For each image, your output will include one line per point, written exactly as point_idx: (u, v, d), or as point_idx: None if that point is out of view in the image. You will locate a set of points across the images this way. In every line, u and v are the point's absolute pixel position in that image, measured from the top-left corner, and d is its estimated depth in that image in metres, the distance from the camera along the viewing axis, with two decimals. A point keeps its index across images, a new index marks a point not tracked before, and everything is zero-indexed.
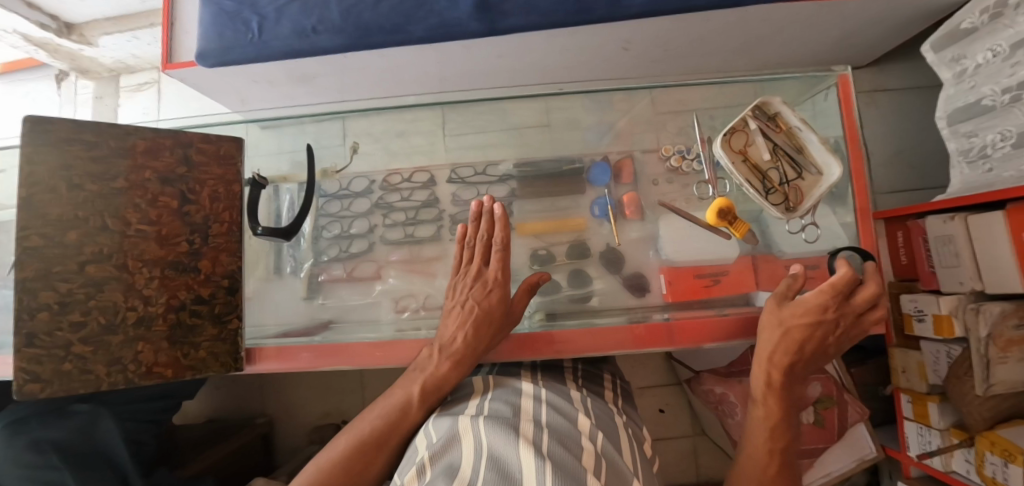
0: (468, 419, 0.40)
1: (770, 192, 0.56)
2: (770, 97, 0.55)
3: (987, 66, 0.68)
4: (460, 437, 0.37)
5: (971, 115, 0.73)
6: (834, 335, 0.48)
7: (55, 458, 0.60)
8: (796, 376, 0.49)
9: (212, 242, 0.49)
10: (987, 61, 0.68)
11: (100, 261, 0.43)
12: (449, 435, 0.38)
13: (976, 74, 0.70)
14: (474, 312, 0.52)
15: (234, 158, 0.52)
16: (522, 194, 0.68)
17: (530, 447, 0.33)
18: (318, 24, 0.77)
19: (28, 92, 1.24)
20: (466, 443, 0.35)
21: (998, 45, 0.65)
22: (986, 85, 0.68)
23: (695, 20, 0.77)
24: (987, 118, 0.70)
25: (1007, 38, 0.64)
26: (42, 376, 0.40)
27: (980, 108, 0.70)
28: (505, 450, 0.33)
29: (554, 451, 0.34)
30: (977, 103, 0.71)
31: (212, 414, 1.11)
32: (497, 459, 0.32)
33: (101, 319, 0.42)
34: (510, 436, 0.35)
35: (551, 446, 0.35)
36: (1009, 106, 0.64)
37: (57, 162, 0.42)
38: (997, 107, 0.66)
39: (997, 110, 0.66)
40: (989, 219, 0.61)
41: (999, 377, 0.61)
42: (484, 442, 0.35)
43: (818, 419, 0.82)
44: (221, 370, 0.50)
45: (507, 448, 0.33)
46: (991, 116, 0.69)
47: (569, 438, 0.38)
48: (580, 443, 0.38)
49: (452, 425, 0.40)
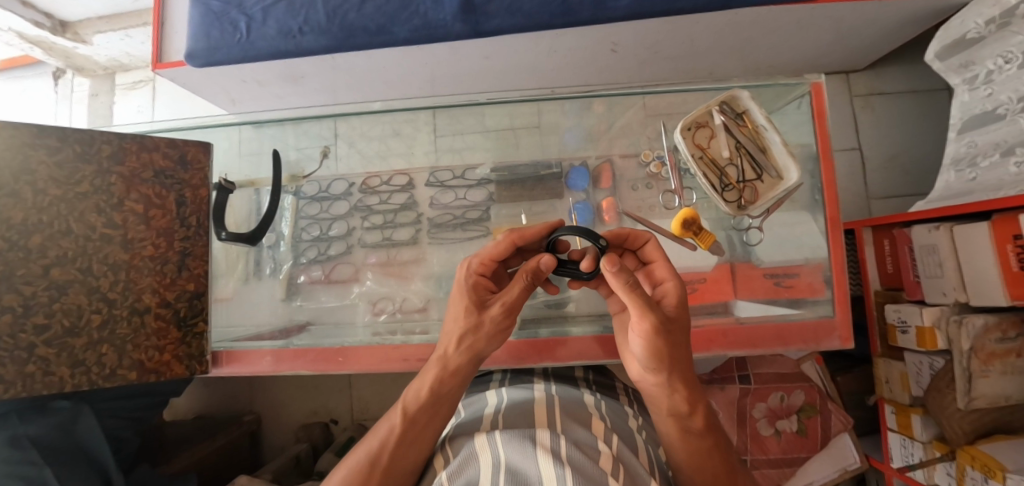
0: (485, 436, 0.37)
1: (725, 189, 0.55)
2: (739, 91, 0.55)
3: (1002, 76, 0.66)
4: (478, 458, 0.34)
5: (982, 124, 0.70)
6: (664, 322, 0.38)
7: (35, 453, 0.59)
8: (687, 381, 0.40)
9: (181, 247, 0.54)
10: (1000, 70, 0.66)
11: (64, 264, 0.45)
12: (466, 458, 0.35)
13: (989, 82, 0.68)
14: (458, 303, 0.43)
15: (202, 163, 0.56)
16: (499, 198, 0.68)
17: (548, 456, 0.30)
18: (303, 24, 0.76)
19: (25, 89, 1.25)
20: (483, 464, 0.32)
21: (1013, 53, 0.64)
22: (1000, 93, 0.66)
23: (682, 23, 0.76)
24: (992, 126, 0.68)
25: (1018, 44, 0.63)
26: (5, 377, 0.41)
27: (994, 117, 0.68)
28: (524, 468, 0.30)
29: (573, 457, 0.31)
30: (993, 112, 0.68)
31: (201, 410, 1.12)
32: (516, 480, 0.29)
33: (65, 322, 0.45)
34: (526, 447, 0.32)
35: (569, 450, 0.32)
36: (1015, 114, 0.63)
37: (20, 168, 0.43)
38: (1009, 115, 0.64)
39: (1007, 118, 0.64)
40: (974, 230, 0.60)
41: (980, 391, 0.61)
42: (502, 461, 0.31)
43: (801, 428, 0.80)
44: (185, 372, 0.55)
45: (526, 465, 0.30)
46: (998, 124, 0.67)
47: (588, 445, 0.36)
48: (597, 447, 0.35)
49: (470, 445, 0.37)
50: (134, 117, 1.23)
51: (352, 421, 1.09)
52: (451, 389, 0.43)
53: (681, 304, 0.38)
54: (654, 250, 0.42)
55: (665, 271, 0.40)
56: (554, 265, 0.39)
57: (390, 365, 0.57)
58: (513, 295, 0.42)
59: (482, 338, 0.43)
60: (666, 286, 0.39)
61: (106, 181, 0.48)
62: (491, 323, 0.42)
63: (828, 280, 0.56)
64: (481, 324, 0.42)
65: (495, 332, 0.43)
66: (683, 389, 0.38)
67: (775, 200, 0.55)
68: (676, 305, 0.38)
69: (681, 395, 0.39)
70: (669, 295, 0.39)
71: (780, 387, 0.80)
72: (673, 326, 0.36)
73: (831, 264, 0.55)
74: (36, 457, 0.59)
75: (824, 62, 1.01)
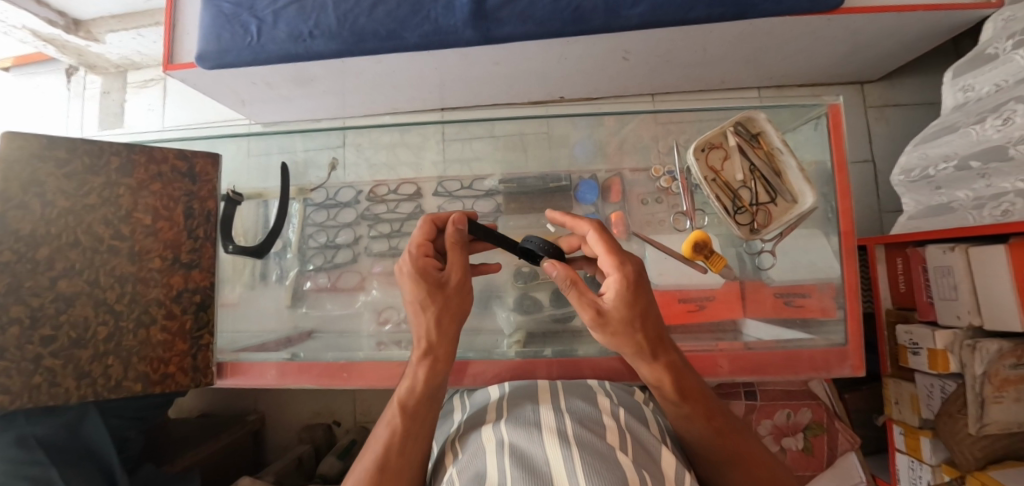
0: (490, 426, 0.40)
1: (739, 212, 0.54)
2: (756, 112, 0.54)
3: (985, 98, 0.66)
4: (484, 445, 0.37)
5: (931, 136, 0.73)
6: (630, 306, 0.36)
7: (40, 453, 0.60)
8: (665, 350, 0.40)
9: (187, 258, 0.54)
10: (989, 95, 0.65)
11: (71, 276, 0.46)
12: (473, 447, 0.38)
13: (976, 104, 0.68)
14: (413, 290, 0.43)
15: (211, 176, 0.56)
16: (507, 210, 0.68)
17: (555, 440, 0.34)
18: (314, 28, 0.76)
19: (39, 85, 1.27)
20: (489, 448, 0.35)
21: (1005, 80, 0.63)
22: (971, 113, 0.67)
23: (696, 32, 0.74)
24: (940, 137, 0.71)
25: (1015, 73, 0.61)
26: (12, 388, 0.42)
27: (945, 128, 0.70)
28: (529, 450, 0.34)
29: (579, 436, 0.34)
30: (947, 124, 0.70)
31: (206, 409, 1.13)
32: (524, 461, 0.32)
33: (71, 334, 0.45)
34: (532, 433, 0.36)
35: (575, 429, 0.35)
36: (969, 125, 0.66)
37: (30, 178, 0.44)
38: (961, 128, 0.67)
39: (959, 130, 0.67)
40: (989, 253, 0.59)
41: (993, 416, 0.59)
42: (507, 442, 0.35)
43: (807, 446, 0.79)
44: (190, 384, 0.54)
45: (532, 448, 0.34)
46: (947, 135, 0.69)
47: (591, 418, 0.38)
48: (602, 421, 0.38)
49: (477, 437, 0.39)
50: (145, 116, 1.24)
51: (354, 423, 1.10)
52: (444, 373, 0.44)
53: (628, 294, 0.36)
54: (597, 241, 0.39)
55: (612, 262, 0.37)
56: (466, 219, 0.45)
57: (395, 381, 0.56)
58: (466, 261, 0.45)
59: (453, 312, 0.44)
60: (610, 276, 0.37)
61: (114, 193, 0.49)
62: (457, 295, 0.44)
63: (840, 303, 0.55)
64: (449, 301, 0.43)
65: (462, 303, 0.44)
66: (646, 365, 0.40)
67: (788, 225, 0.53)
68: (619, 299, 0.36)
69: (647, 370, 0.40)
70: (616, 285, 0.37)
71: (787, 404, 0.79)
72: (609, 320, 0.37)
73: (844, 288, 0.54)
74: (41, 458, 0.60)
75: (840, 73, 0.99)
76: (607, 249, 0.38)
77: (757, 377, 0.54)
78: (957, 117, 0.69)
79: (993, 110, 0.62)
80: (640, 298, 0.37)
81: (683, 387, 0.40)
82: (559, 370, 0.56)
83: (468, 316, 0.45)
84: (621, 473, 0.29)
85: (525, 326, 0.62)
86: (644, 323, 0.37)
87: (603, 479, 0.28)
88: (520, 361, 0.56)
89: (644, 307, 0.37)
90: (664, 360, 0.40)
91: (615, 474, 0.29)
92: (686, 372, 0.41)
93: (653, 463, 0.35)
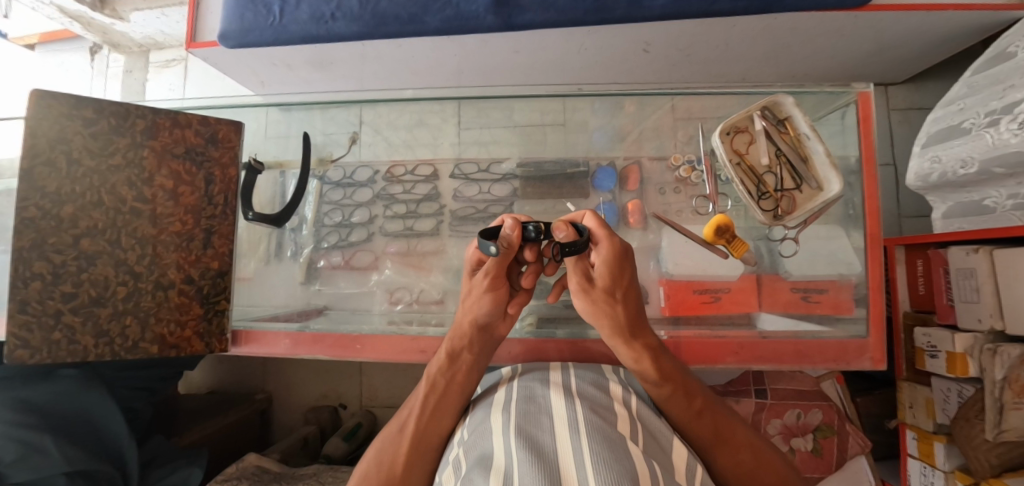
0: (500, 408, 0.39)
1: (763, 197, 0.54)
2: (783, 97, 0.54)
3: (983, 90, 0.65)
4: (491, 427, 0.36)
5: (943, 138, 0.69)
6: (616, 277, 0.42)
7: (33, 417, 0.60)
8: (643, 327, 0.44)
9: (207, 225, 0.56)
10: (987, 88, 0.65)
11: (93, 236, 0.49)
12: (481, 428, 0.38)
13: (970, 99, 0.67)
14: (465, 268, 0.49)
15: (232, 142, 0.59)
16: (523, 194, 0.67)
17: (567, 427, 0.33)
18: (335, 10, 0.76)
19: (62, 62, 1.29)
20: (497, 430, 0.35)
21: (1011, 80, 0.60)
22: (971, 109, 0.66)
23: (720, 26, 0.74)
24: (954, 143, 0.67)
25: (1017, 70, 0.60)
26: (31, 343, 0.45)
27: (955, 132, 0.67)
28: (538, 435, 0.33)
29: (591, 422, 0.33)
30: (954, 126, 0.68)
31: (213, 386, 1.15)
32: (530, 442, 0.32)
33: (91, 292, 0.49)
34: (542, 419, 0.35)
35: (586, 414, 0.34)
36: (982, 128, 0.62)
37: (56, 136, 0.47)
38: (973, 130, 0.64)
39: (971, 133, 0.64)
40: (1016, 256, 0.57)
41: (1012, 424, 0.57)
42: (513, 426, 0.34)
43: (817, 447, 0.76)
44: (201, 350, 0.56)
45: (540, 433, 0.33)
46: (960, 140, 0.66)
47: (602, 405, 0.38)
48: (614, 409, 0.37)
49: (484, 419, 0.39)
50: (165, 95, 1.26)
51: (360, 406, 1.10)
52: (467, 354, 0.47)
53: (611, 269, 0.41)
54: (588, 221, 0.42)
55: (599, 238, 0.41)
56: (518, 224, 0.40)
57: (406, 355, 0.56)
58: (500, 267, 0.43)
59: (478, 300, 0.46)
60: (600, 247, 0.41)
61: (138, 154, 0.52)
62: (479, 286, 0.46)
63: (861, 298, 0.53)
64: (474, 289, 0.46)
65: (486, 293, 0.46)
66: (622, 346, 0.44)
67: (812, 213, 0.53)
68: (603, 271, 0.41)
69: (626, 352, 0.44)
70: (603, 258, 0.41)
71: (797, 404, 0.77)
72: (595, 289, 0.43)
73: (867, 282, 0.53)
74: (34, 422, 0.60)
75: (865, 72, 0.97)
76: (598, 227, 0.41)
77: (771, 367, 0.53)
78: (957, 115, 0.68)
79: (1005, 110, 0.59)
80: (623, 271, 0.41)
81: (660, 368, 0.43)
82: (571, 353, 0.55)
83: (488, 308, 0.46)
84: (631, 463, 0.28)
85: (537, 311, 0.62)
86: (623, 295, 0.42)
87: (611, 469, 0.27)
88: (529, 341, 0.56)
89: (624, 284, 0.42)
90: (641, 343, 0.43)
91: (624, 465, 0.27)
92: (664, 356, 0.44)
93: (665, 455, 0.34)
